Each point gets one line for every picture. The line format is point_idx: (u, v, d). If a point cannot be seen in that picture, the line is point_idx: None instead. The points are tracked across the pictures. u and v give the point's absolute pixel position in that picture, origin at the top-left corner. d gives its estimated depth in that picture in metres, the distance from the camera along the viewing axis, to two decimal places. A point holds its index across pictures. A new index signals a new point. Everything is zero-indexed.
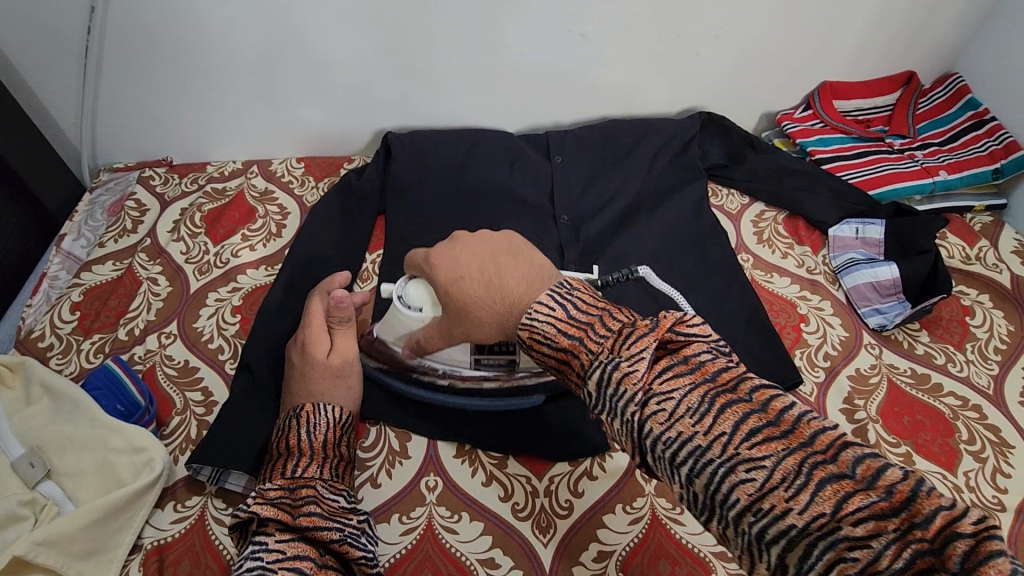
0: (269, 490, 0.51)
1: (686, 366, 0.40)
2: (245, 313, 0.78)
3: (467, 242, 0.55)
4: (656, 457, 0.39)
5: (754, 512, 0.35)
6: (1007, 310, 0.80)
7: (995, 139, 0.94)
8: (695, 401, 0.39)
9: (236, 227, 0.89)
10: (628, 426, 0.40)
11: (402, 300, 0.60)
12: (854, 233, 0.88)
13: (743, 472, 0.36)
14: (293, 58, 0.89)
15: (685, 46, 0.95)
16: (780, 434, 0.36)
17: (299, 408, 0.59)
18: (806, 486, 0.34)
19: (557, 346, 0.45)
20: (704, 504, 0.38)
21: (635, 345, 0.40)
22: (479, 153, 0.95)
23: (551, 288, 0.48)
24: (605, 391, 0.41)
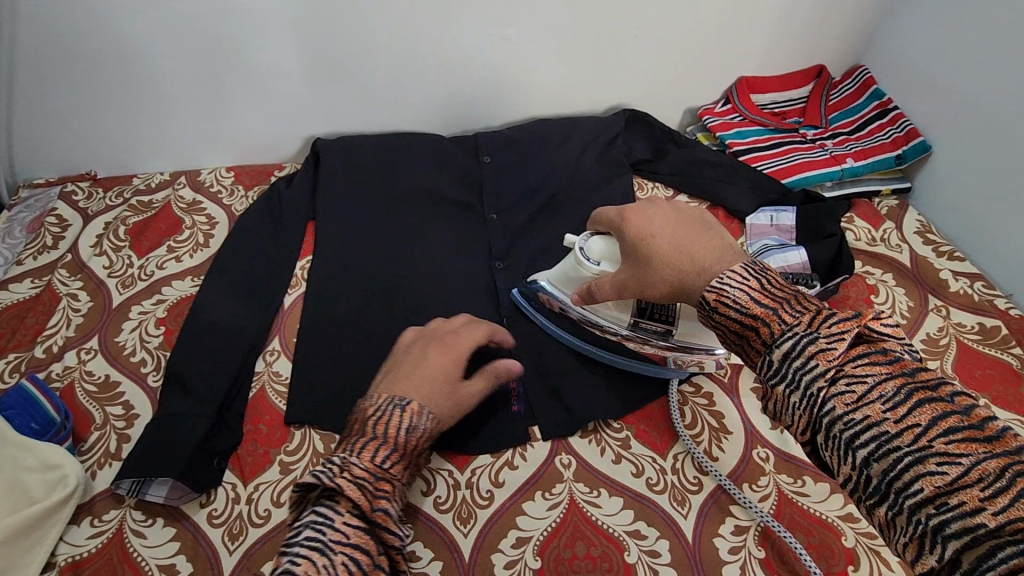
0: (355, 468, 0.51)
1: (885, 359, 0.45)
2: (169, 325, 0.77)
3: (658, 206, 0.64)
4: (833, 435, 0.44)
5: (938, 506, 0.39)
6: (908, 287, 0.85)
7: (898, 126, 1.00)
8: (890, 390, 0.43)
9: (162, 238, 0.88)
10: (810, 402, 0.45)
11: (582, 251, 0.68)
12: (769, 220, 0.92)
13: (933, 464, 0.39)
14: (216, 67, 0.88)
15: (606, 46, 0.98)
16: (981, 438, 0.39)
17: (406, 399, 0.56)
18: (1005, 489, 0.37)
19: (747, 312, 0.51)
20: (876, 489, 0.42)
21: (836, 325, 0.46)
22: (409, 156, 0.96)
23: (745, 265, 0.54)
24: (792, 361, 0.46)
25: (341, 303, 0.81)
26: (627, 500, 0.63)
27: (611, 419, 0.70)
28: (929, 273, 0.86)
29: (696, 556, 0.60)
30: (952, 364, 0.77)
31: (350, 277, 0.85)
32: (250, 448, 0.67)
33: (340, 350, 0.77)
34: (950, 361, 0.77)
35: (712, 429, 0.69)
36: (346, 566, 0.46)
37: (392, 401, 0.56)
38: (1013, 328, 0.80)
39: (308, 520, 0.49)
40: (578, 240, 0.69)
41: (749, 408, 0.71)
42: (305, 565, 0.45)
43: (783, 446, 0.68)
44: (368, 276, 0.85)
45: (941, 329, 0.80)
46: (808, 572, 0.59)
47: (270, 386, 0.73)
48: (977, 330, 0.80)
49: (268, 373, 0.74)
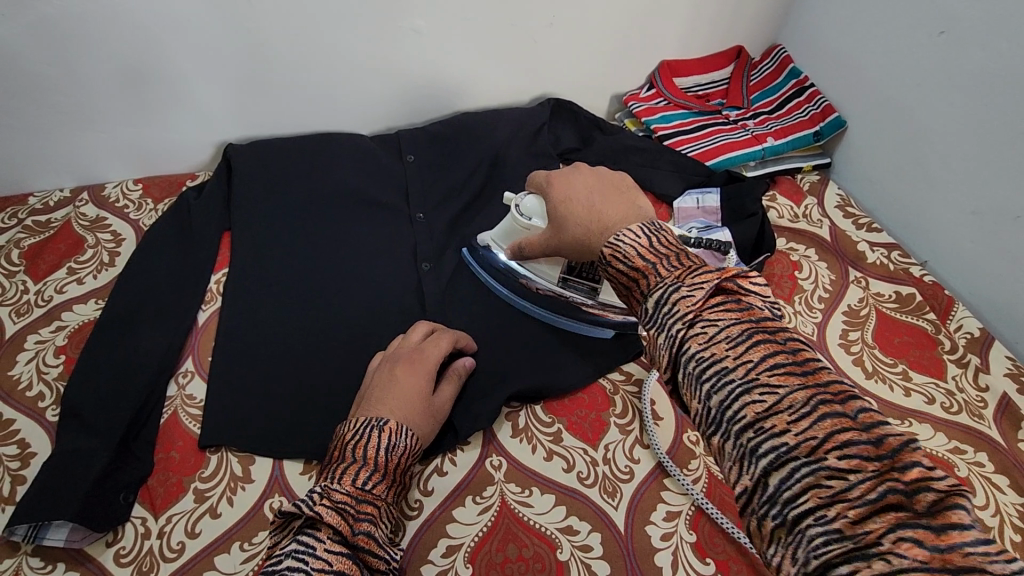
0: (336, 493, 0.51)
1: (737, 306, 0.46)
2: (69, 353, 0.72)
3: (582, 172, 0.68)
4: (684, 371, 0.44)
5: (756, 430, 0.40)
6: (829, 261, 0.86)
7: (815, 104, 1.02)
8: (735, 332, 0.44)
9: (62, 260, 0.83)
10: (669, 340, 0.45)
11: (518, 209, 0.73)
12: (695, 203, 0.91)
13: (757, 394, 0.41)
14: (107, 73, 0.83)
15: (524, 36, 0.96)
16: (803, 374, 0.41)
17: (384, 419, 0.57)
18: (810, 415, 0.39)
19: (631, 265, 0.52)
20: (712, 420, 0.42)
21: (699, 276, 0.47)
22: (329, 157, 0.92)
23: (644, 224, 0.55)
24: (660, 307, 0.47)
25: (260, 317, 0.78)
26: (559, 495, 0.62)
27: (542, 412, 0.69)
28: (848, 245, 0.88)
29: (628, 546, 0.59)
30: (872, 335, 0.79)
31: (268, 288, 0.81)
32: (161, 478, 0.65)
33: (256, 367, 0.73)
34: (870, 331, 0.79)
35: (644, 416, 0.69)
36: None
37: (368, 422, 0.56)
38: (927, 295, 0.82)
39: (288, 550, 0.48)
40: (516, 198, 0.75)
41: (679, 394, 0.71)
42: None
43: None
44: (289, 285, 0.81)
45: (861, 301, 0.82)
46: (738, 551, 0.59)
47: (182, 412, 0.70)
48: (894, 299, 0.82)
49: (180, 397, 0.71)
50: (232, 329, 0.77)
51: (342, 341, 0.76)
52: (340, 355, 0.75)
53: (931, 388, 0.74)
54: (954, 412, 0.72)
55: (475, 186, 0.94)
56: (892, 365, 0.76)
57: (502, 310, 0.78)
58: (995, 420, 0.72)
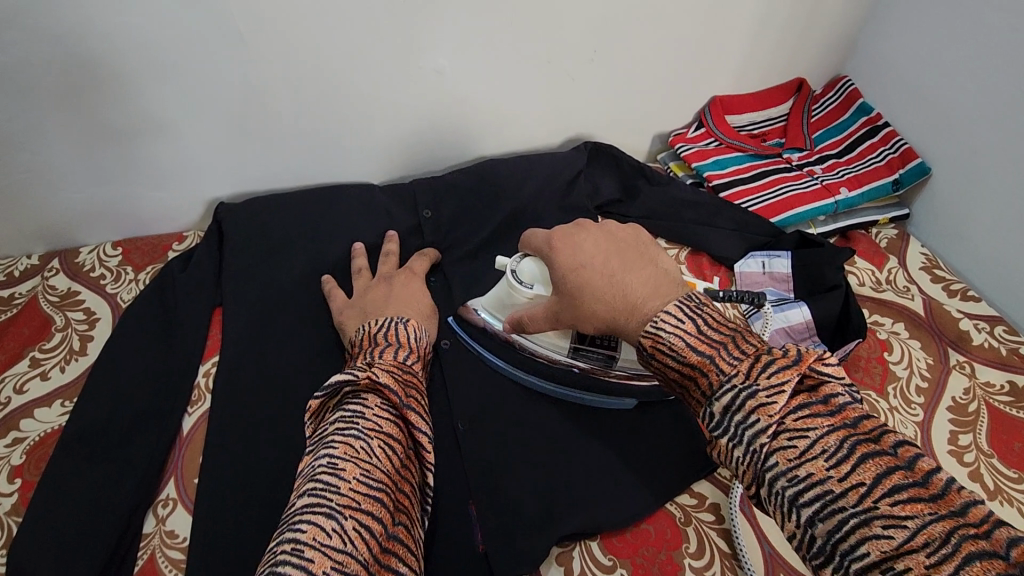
0: (381, 365, 0.52)
1: (826, 407, 0.39)
2: (27, 476, 0.61)
3: (588, 230, 0.61)
4: (776, 494, 0.38)
5: (885, 573, 0.33)
6: (924, 340, 0.73)
7: (891, 147, 0.89)
8: (834, 444, 0.37)
9: (25, 348, 0.70)
10: (751, 456, 0.39)
11: (514, 275, 0.63)
12: (761, 267, 0.79)
13: (880, 528, 0.34)
14: (74, 128, 0.70)
15: (558, 73, 0.84)
16: (928, 496, 0.35)
17: (406, 317, 0.61)
18: (952, 556, 0.32)
19: (683, 360, 0.45)
20: (820, 552, 0.36)
21: (775, 374, 0.40)
22: (336, 215, 0.80)
23: (680, 300, 0.48)
24: (732, 415, 0.40)
25: (255, 422, 0.66)
26: None
27: (599, 552, 0.57)
28: (946, 322, 0.75)
29: None
30: (987, 439, 0.66)
31: (265, 383, 0.69)
32: None
33: (252, 491, 0.62)
34: (984, 433, 0.66)
35: (725, 557, 0.57)
36: (381, 450, 0.45)
37: (392, 319, 0.60)
38: None
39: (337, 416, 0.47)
40: (510, 262, 0.64)
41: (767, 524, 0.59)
42: (343, 448, 0.44)
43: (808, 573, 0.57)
44: (290, 380, 0.69)
45: (968, 392, 0.69)
46: None
47: (161, 556, 0.58)
48: (1008, 391, 0.70)
49: (158, 534, 0.59)
50: (222, 441, 0.64)
51: None
52: None
53: None
54: None
55: (505, 250, 0.82)
56: (1016, 482, 0.63)
57: (544, 413, 0.65)
58: None
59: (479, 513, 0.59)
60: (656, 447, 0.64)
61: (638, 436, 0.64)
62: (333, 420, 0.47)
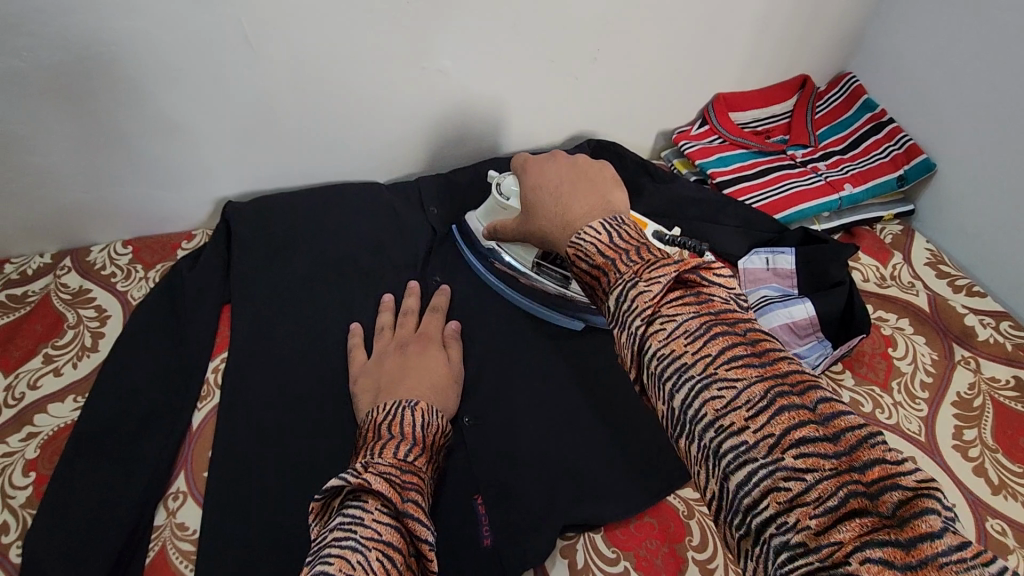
0: (380, 464, 0.50)
1: (696, 299, 0.41)
2: (41, 470, 0.62)
3: (559, 159, 0.67)
4: (644, 369, 0.40)
5: (716, 429, 0.36)
6: (929, 336, 0.73)
7: (896, 143, 0.89)
8: (694, 326, 0.39)
9: (38, 345, 0.72)
10: (628, 336, 0.41)
11: (499, 189, 0.72)
12: (765, 264, 0.79)
13: (717, 391, 0.36)
14: (85, 130, 0.72)
15: (562, 71, 0.84)
16: (764, 368, 0.37)
17: (415, 400, 0.59)
18: (767, 409, 0.35)
19: (594, 263, 0.47)
20: (676, 422, 0.38)
21: (658, 270, 0.42)
22: (342, 214, 0.81)
23: (606, 220, 0.51)
24: (620, 305, 0.42)
25: (263, 417, 0.67)
26: None
27: (603, 545, 0.58)
28: (952, 317, 0.75)
29: None
30: (992, 434, 0.66)
31: (272, 379, 0.70)
32: None
33: (260, 485, 0.63)
34: (989, 428, 0.66)
35: (728, 550, 0.58)
36: (380, 562, 0.42)
37: (399, 405, 0.58)
38: None
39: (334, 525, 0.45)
40: (497, 178, 0.73)
41: None
42: (338, 563, 0.40)
43: None
44: (296, 376, 0.70)
45: (973, 387, 0.69)
46: None
47: (171, 547, 0.59)
48: (1013, 386, 0.69)
49: (169, 527, 0.60)
50: (231, 435, 0.65)
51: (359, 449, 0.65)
52: None
53: None
54: None
55: None
56: (1021, 476, 0.63)
57: (548, 408, 0.66)
58: None
59: (484, 508, 0.59)
60: (660, 441, 0.64)
61: (641, 431, 0.65)
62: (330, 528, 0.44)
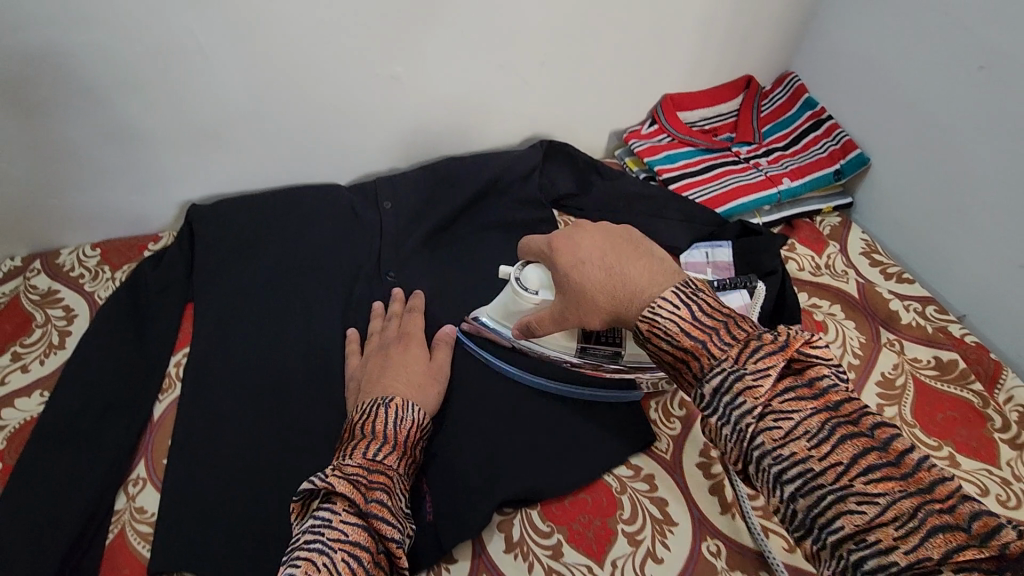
0: (348, 466, 0.54)
1: (810, 391, 0.48)
2: (7, 460, 0.65)
3: (585, 231, 0.63)
4: (763, 471, 0.47)
5: (856, 543, 0.42)
6: (858, 321, 0.77)
7: (834, 138, 0.93)
8: (815, 426, 0.46)
9: (6, 343, 0.75)
10: (739, 435, 0.47)
11: (520, 282, 0.66)
12: (705, 257, 0.83)
13: (853, 504, 0.43)
14: (52, 137, 0.75)
15: (512, 77, 0.88)
16: (897, 474, 0.44)
17: (389, 398, 0.60)
18: (918, 529, 0.41)
19: (677, 343, 0.52)
20: (800, 525, 0.45)
21: (763, 360, 0.48)
22: (302, 215, 0.84)
23: (677, 286, 0.55)
24: (721, 397, 0.49)
25: (220, 407, 0.70)
26: None
27: (539, 519, 0.61)
28: (879, 303, 0.79)
29: None
30: (911, 410, 0.70)
31: (230, 372, 0.73)
32: None
33: (214, 469, 0.66)
34: (908, 406, 0.70)
35: (655, 522, 0.61)
36: (345, 563, 0.48)
37: (374, 403, 0.60)
38: (970, 359, 0.73)
39: (308, 528, 0.51)
40: (512, 271, 0.67)
41: (695, 490, 0.64)
42: (305, 566, 0.47)
43: (733, 535, 0.60)
44: (254, 370, 0.73)
45: (896, 368, 0.73)
46: None
47: (131, 530, 0.62)
48: (933, 365, 0.73)
49: (129, 510, 0.63)
50: (189, 425, 0.68)
51: (311, 435, 0.68)
52: (308, 451, 0.67)
53: (983, 476, 0.64)
54: (1010, 507, 0.62)
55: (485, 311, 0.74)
56: (935, 449, 0.67)
57: (492, 393, 0.69)
58: None
59: (429, 488, 0.62)
60: (597, 423, 0.68)
61: (579, 414, 0.68)
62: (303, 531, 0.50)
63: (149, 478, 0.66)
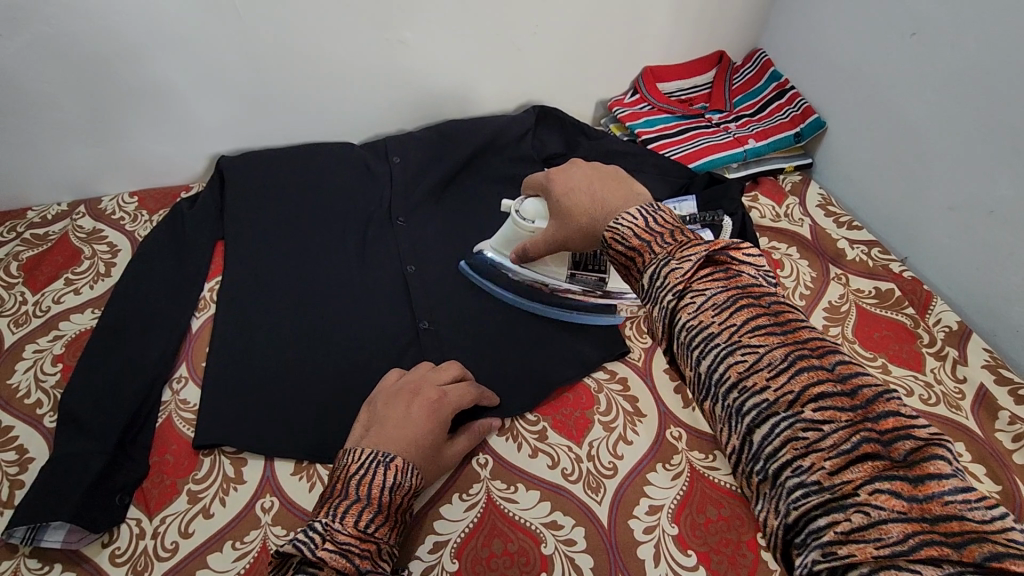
0: (339, 535, 0.50)
1: (725, 274, 0.44)
2: (67, 361, 0.76)
3: (579, 166, 0.66)
4: (674, 335, 0.44)
5: (741, 390, 0.40)
6: (811, 259, 0.89)
7: (797, 105, 1.03)
8: (722, 299, 0.43)
9: (60, 271, 0.85)
10: (660, 310, 0.45)
11: (519, 214, 0.72)
12: (672, 211, 0.91)
13: (739, 354, 0.41)
14: (100, 87, 0.84)
15: (506, 45, 0.98)
16: (783, 333, 0.41)
17: (388, 456, 0.56)
18: (788, 369, 0.39)
19: (629, 245, 0.50)
20: (703, 385, 0.43)
21: (690, 250, 0.45)
22: (319, 164, 0.94)
23: (642, 206, 0.53)
24: (653, 282, 0.46)
25: (248, 323, 0.80)
26: (543, 491, 0.65)
27: (528, 412, 0.72)
28: (829, 243, 0.90)
29: (612, 540, 0.62)
30: (852, 330, 0.80)
31: (256, 294, 0.82)
32: (156, 480, 0.67)
33: (246, 371, 0.75)
34: (850, 327, 0.81)
35: (627, 413, 0.72)
36: None
37: (374, 459, 0.56)
38: (906, 290, 0.84)
39: None
40: (513, 204, 0.73)
41: (662, 389, 0.74)
42: None
43: (693, 424, 0.71)
44: (277, 293, 0.82)
45: (842, 297, 0.84)
46: (713, 543, 0.62)
47: (177, 415, 0.72)
48: (874, 295, 0.84)
49: (174, 401, 0.74)
50: (224, 335, 0.78)
51: (330, 343, 0.78)
52: (329, 355, 0.77)
53: (910, 380, 0.75)
54: (932, 404, 0.73)
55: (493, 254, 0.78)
56: (871, 360, 0.77)
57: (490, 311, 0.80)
58: (973, 411, 0.73)
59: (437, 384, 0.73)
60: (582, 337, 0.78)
61: (565, 329, 0.79)
62: None
63: (190, 377, 0.76)
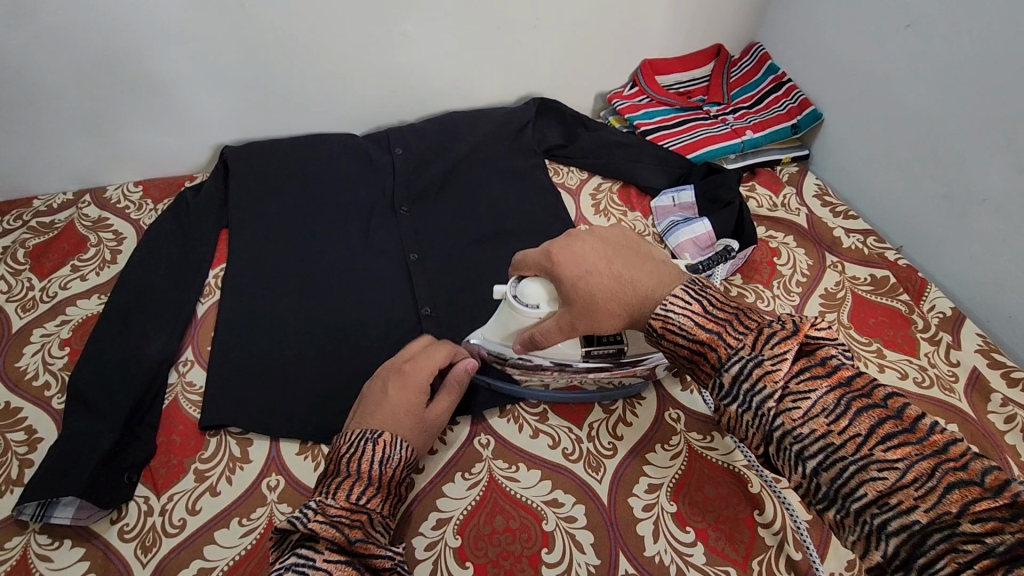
0: (331, 508, 0.52)
1: (824, 369, 0.46)
2: (74, 345, 0.77)
3: (582, 239, 0.60)
4: (785, 449, 0.45)
5: (880, 507, 0.40)
6: (807, 247, 0.90)
7: (794, 97, 1.05)
8: (831, 402, 0.44)
9: (66, 258, 0.86)
10: (761, 419, 0.46)
11: (518, 300, 0.62)
12: (672, 201, 0.94)
13: (874, 470, 0.41)
14: (105, 76, 0.85)
15: (507, 38, 1.00)
16: (915, 440, 0.41)
17: (377, 433, 0.58)
18: (935, 488, 0.39)
19: (695, 337, 0.51)
20: (827, 496, 0.43)
21: (776, 345, 0.47)
22: (322, 154, 0.95)
23: (686, 284, 0.55)
24: (742, 384, 0.47)
25: (253, 308, 0.81)
26: (544, 470, 0.66)
27: (528, 395, 0.73)
28: (825, 232, 0.92)
29: (611, 517, 0.63)
30: (847, 315, 0.82)
31: (261, 281, 0.83)
32: (163, 460, 0.68)
33: (251, 355, 0.77)
34: (846, 312, 0.82)
35: (626, 396, 0.72)
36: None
37: (363, 437, 0.57)
38: (901, 277, 0.86)
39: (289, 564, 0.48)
40: (508, 288, 0.63)
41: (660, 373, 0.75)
42: None
43: (691, 406, 0.72)
44: (281, 280, 0.84)
45: (838, 284, 0.85)
46: (711, 521, 0.63)
47: (183, 397, 0.74)
48: (869, 282, 0.85)
49: (180, 384, 0.75)
50: (229, 321, 0.79)
51: (334, 328, 0.79)
52: (333, 340, 0.78)
53: (904, 363, 0.77)
54: (925, 386, 0.75)
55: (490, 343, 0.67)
56: (866, 344, 0.79)
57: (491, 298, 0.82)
58: (966, 394, 0.74)
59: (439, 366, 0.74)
60: None
61: None
62: (283, 562, 0.48)
63: (195, 360, 0.77)
